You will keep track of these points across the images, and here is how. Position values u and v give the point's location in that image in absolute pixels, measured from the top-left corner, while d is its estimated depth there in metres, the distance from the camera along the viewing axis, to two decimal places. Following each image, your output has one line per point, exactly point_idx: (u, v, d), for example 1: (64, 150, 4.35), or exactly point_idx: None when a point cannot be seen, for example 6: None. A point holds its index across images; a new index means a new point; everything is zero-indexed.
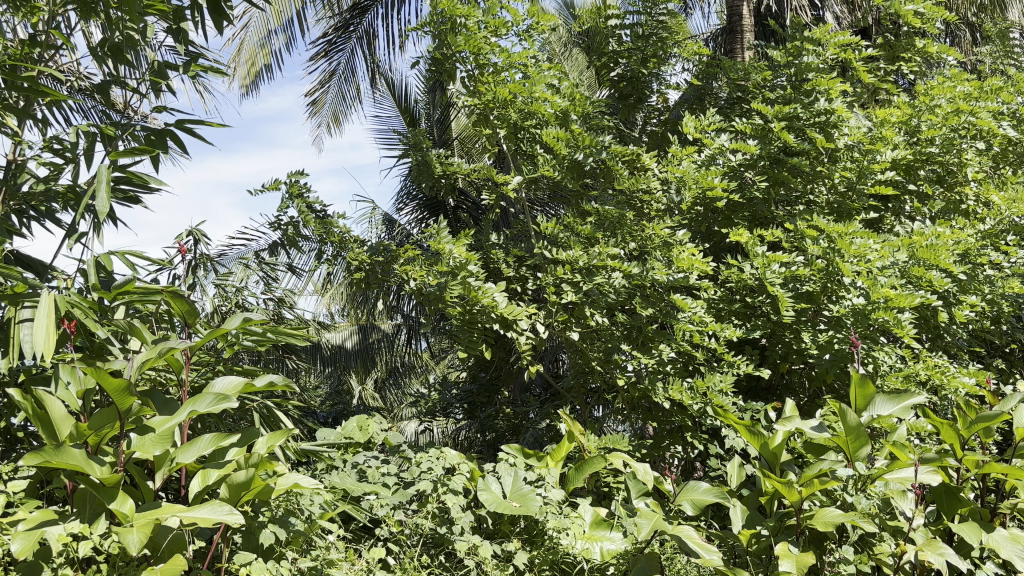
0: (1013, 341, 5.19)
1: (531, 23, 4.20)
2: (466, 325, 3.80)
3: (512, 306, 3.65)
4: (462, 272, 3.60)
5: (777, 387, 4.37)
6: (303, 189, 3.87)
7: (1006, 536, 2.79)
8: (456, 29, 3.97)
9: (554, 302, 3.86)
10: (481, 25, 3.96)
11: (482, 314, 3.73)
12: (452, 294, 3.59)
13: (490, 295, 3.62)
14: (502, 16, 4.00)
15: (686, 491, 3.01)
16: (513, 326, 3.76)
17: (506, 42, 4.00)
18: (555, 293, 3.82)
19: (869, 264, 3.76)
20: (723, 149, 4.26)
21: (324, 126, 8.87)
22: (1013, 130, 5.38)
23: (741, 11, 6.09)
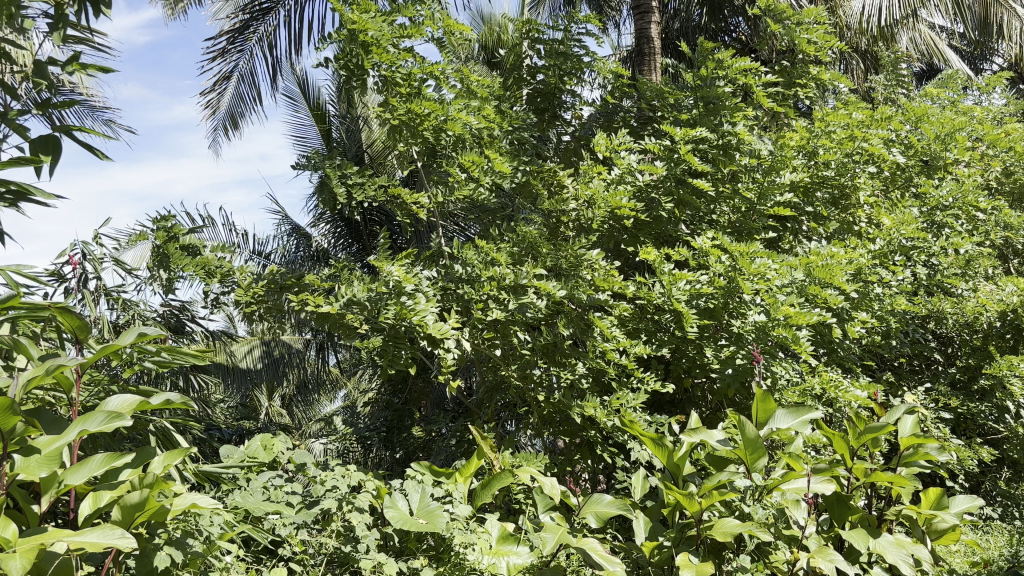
0: (902, 356, 5.45)
1: (443, 31, 4.23)
2: (393, 342, 3.72)
3: (439, 325, 3.56)
4: (399, 290, 3.62)
5: (681, 400, 4.51)
6: (172, 234, 3.75)
7: (891, 541, 2.92)
8: (365, 42, 3.90)
9: (479, 319, 3.78)
10: (394, 35, 3.92)
11: (408, 332, 3.67)
12: (387, 312, 3.55)
13: (422, 314, 3.57)
14: (418, 27, 3.98)
15: (591, 503, 3.06)
16: (440, 345, 3.66)
17: (420, 53, 3.98)
18: (480, 309, 3.75)
19: (768, 283, 3.89)
20: (631, 168, 4.33)
21: (221, 128, 8.62)
22: (902, 156, 5.67)
23: (650, 33, 6.25)
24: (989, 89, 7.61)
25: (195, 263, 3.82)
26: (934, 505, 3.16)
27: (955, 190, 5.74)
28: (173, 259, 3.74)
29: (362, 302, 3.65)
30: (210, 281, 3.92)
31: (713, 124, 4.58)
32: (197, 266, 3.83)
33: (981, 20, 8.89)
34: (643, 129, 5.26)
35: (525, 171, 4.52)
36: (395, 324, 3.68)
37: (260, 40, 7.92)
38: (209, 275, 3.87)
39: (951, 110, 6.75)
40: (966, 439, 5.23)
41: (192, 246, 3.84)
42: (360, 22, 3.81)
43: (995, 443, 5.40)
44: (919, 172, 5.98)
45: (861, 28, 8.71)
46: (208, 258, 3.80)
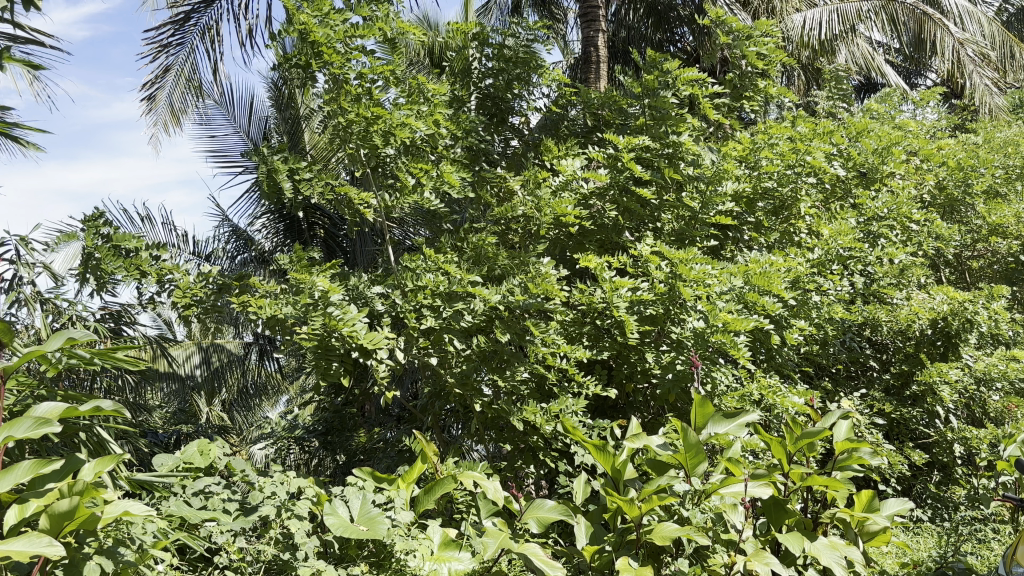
0: (839, 363, 5.58)
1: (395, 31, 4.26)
2: (322, 353, 3.59)
3: (371, 334, 3.52)
4: (325, 302, 3.55)
5: (623, 405, 4.57)
6: (102, 229, 3.66)
7: (825, 545, 2.98)
8: (311, 40, 3.84)
9: (413, 329, 3.68)
10: (345, 33, 3.86)
11: (339, 346, 3.57)
12: (313, 326, 3.48)
13: (352, 325, 3.51)
14: (372, 28, 3.93)
15: (532, 508, 3.08)
16: (373, 355, 3.59)
17: (371, 52, 3.94)
18: (414, 317, 3.66)
19: (707, 289, 3.94)
20: (576, 175, 4.37)
21: (159, 124, 8.44)
22: (842, 168, 5.81)
23: (596, 41, 6.30)
24: (922, 104, 7.84)
25: (127, 264, 3.70)
26: (867, 508, 3.22)
27: (890, 202, 5.88)
28: (106, 260, 3.62)
29: (304, 306, 3.56)
30: (144, 281, 3.81)
31: (657, 133, 4.63)
32: (128, 267, 3.70)
33: (915, 36, 9.17)
34: (589, 137, 5.29)
35: (472, 176, 4.51)
36: (321, 336, 3.57)
37: (201, 36, 7.78)
38: (144, 276, 3.76)
39: (887, 124, 6.92)
40: (899, 444, 5.37)
41: (124, 246, 3.72)
42: (310, 22, 3.73)
43: (926, 447, 5.56)
44: (857, 183, 6.12)
45: (802, 42, 8.91)
46: (141, 260, 3.68)
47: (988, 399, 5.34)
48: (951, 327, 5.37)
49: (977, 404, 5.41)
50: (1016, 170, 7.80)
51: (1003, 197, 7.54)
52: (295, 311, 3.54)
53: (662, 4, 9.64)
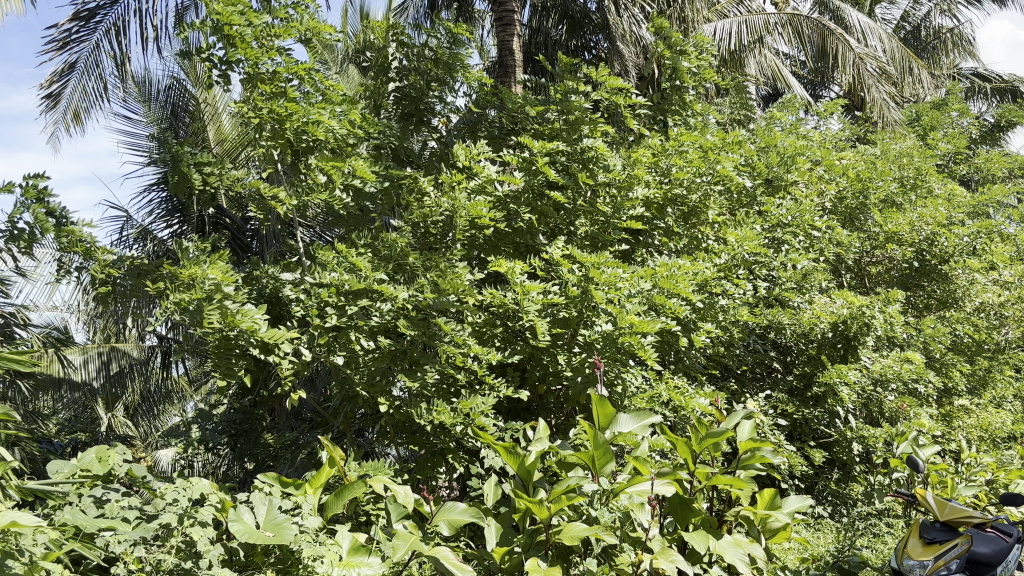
0: (745, 364, 5.74)
1: (311, 32, 4.13)
2: (223, 351, 3.48)
3: (275, 331, 3.43)
4: (218, 294, 3.34)
5: (534, 407, 4.60)
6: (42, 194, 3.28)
7: (729, 542, 3.05)
8: (231, 35, 3.67)
9: (317, 327, 3.61)
10: (262, 31, 3.72)
11: (241, 339, 3.44)
12: (210, 321, 3.29)
13: (250, 320, 3.37)
14: (287, 28, 3.82)
15: (443, 512, 3.03)
16: (274, 351, 3.53)
17: (287, 52, 3.82)
18: (318, 315, 3.59)
19: (618, 292, 3.99)
20: (492, 178, 4.38)
21: (61, 122, 8.10)
22: (748, 175, 5.96)
23: (512, 46, 6.32)
24: (825, 116, 8.14)
25: (59, 231, 3.39)
26: (770, 506, 3.30)
27: (794, 210, 6.06)
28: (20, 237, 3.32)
29: (221, 281, 3.36)
30: (69, 252, 3.53)
31: (571, 139, 4.66)
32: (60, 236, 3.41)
33: (819, 49, 9.54)
34: (505, 140, 5.29)
35: (388, 177, 4.48)
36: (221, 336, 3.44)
37: (106, 31, 7.52)
38: (67, 246, 3.45)
39: (792, 134, 7.14)
40: (802, 443, 5.56)
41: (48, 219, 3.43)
42: (225, 14, 3.56)
43: (826, 446, 5.77)
44: (764, 191, 6.30)
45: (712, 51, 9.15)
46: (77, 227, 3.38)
47: (884, 399, 5.57)
48: (850, 330, 5.58)
49: (875, 404, 5.64)
50: (911, 181, 8.17)
51: (899, 206, 7.87)
52: (213, 282, 3.35)
53: (577, 11, 9.78)
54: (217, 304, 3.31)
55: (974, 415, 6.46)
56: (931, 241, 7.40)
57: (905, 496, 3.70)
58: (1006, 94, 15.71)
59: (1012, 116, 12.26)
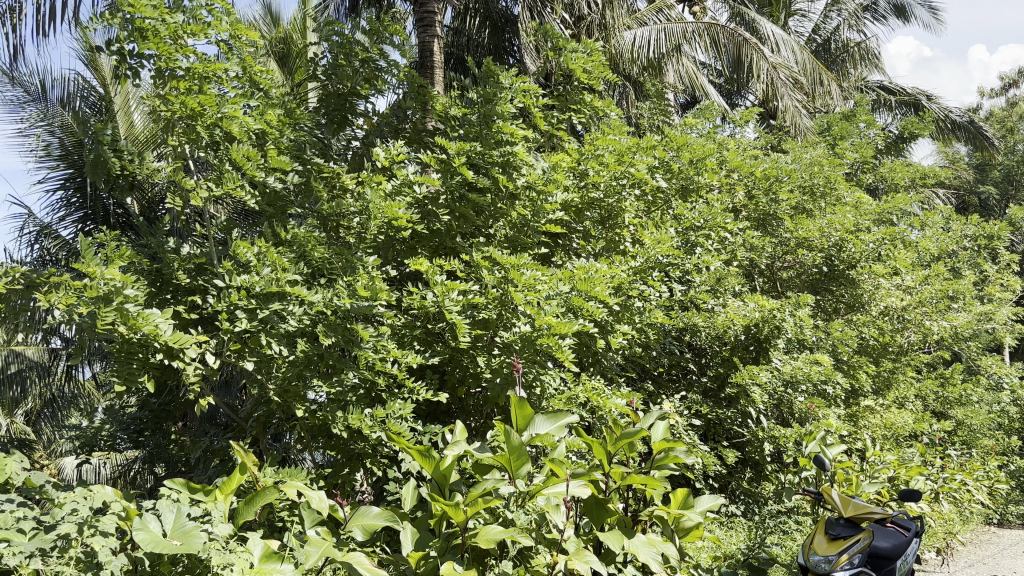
0: (661, 366, 5.82)
1: (229, 36, 3.99)
2: (124, 357, 3.28)
3: (178, 334, 3.28)
4: (118, 297, 3.11)
5: (454, 409, 4.57)
6: None
7: (643, 541, 3.09)
8: (144, 29, 3.51)
9: (226, 331, 3.50)
10: (177, 29, 3.54)
11: (145, 344, 3.27)
12: (107, 322, 3.04)
13: (153, 323, 3.19)
14: (204, 24, 3.64)
15: (357, 516, 3.00)
16: (178, 357, 3.35)
17: (203, 51, 3.64)
18: (227, 319, 3.47)
19: (537, 294, 4.02)
20: (409, 180, 4.38)
21: None
22: (664, 179, 6.06)
23: (432, 46, 6.30)
24: (740, 124, 8.34)
25: None
26: (681, 505, 3.36)
27: (706, 214, 6.17)
28: None
29: (124, 285, 3.13)
30: None
31: (491, 141, 4.64)
32: None
33: (735, 59, 9.78)
34: (426, 140, 5.25)
35: (304, 173, 4.39)
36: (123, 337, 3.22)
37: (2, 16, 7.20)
38: None
39: (706, 139, 7.30)
40: (715, 443, 5.69)
41: None
42: (137, 5, 3.41)
43: (739, 446, 5.91)
44: (678, 195, 6.43)
45: (631, 58, 9.29)
46: None
47: (794, 400, 5.74)
48: (762, 333, 5.74)
49: (785, 405, 5.81)
50: (820, 188, 8.46)
51: (810, 213, 8.15)
52: (112, 284, 3.09)
53: (499, 17, 9.95)
54: (115, 306, 3.09)
55: (878, 415, 6.73)
56: (840, 247, 7.64)
57: (811, 493, 3.82)
58: (909, 107, 16.42)
59: (914, 127, 12.81)
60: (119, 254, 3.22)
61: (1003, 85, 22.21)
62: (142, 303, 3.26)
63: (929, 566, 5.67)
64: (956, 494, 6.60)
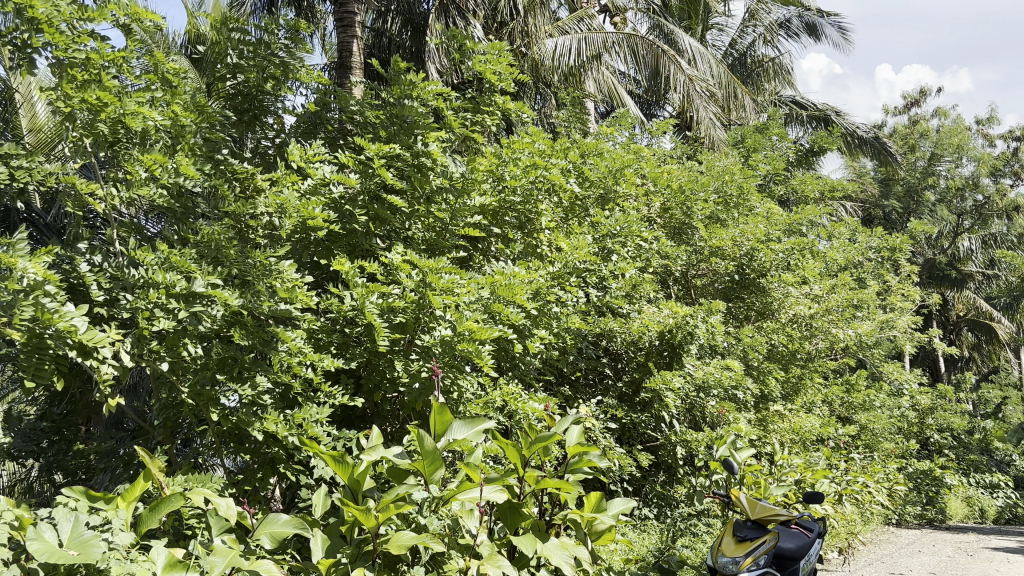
0: (578, 370, 5.89)
1: (131, 19, 3.70)
2: (32, 352, 3.02)
3: (94, 332, 3.04)
4: (36, 291, 2.90)
5: (369, 414, 4.52)
6: None
7: (556, 545, 3.11)
8: (36, 20, 3.21)
9: (144, 330, 3.31)
10: (74, 14, 3.30)
11: (55, 341, 3.02)
12: (24, 317, 2.81)
13: (69, 321, 2.98)
14: (103, 11, 3.40)
15: (265, 523, 2.93)
16: (92, 355, 3.15)
17: (102, 38, 3.43)
18: (145, 318, 3.29)
19: (455, 298, 4.00)
20: (327, 180, 4.29)
21: None
22: (578, 185, 6.11)
23: (351, 47, 6.22)
24: (657, 134, 8.50)
25: None
26: (595, 509, 3.36)
27: (622, 221, 6.24)
28: None
29: (41, 280, 2.92)
30: None
31: (407, 142, 4.58)
32: None
33: (653, 70, 9.97)
34: (344, 141, 5.17)
35: (217, 172, 4.26)
36: (31, 333, 2.98)
37: None
38: None
39: (623, 147, 7.41)
40: (630, 446, 5.77)
41: None
42: None
43: (653, 449, 6.01)
44: (594, 203, 6.50)
45: (552, 66, 9.34)
46: None
47: (705, 404, 5.87)
48: (675, 339, 5.85)
49: (698, 409, 5.94)
50: (733, 199, 8.69)
51: (723, 222, 8.36)
52: (33, 279, 2.91)
53: (420, 20, 10.15)
54: (31, 300, 2.88)
55: (787, 419, 6.94)
56: (751, 256, 7.90)
57: (720, 497, 3.92)
58: (819, 122, 17.02)
59: (824, 141, 13.28)
60: (39, 248, 3.02)
61: (907, 104, 23.21)
62: (59, 299, 3.04)
63: (832, 565, 5.87)
64: (858, 495, 6.87)
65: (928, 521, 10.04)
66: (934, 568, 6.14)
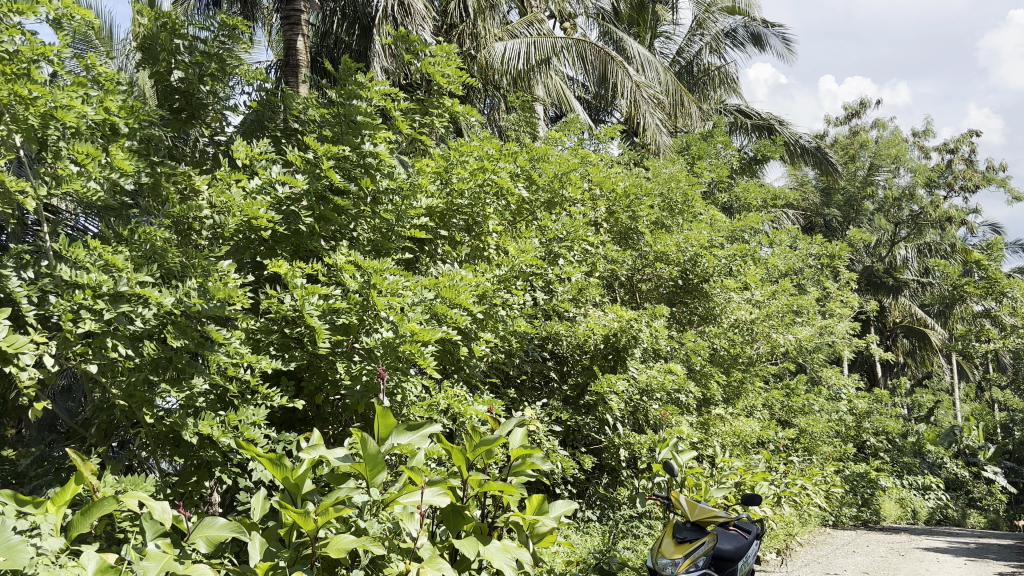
0: (524, 373, 5.91)
1: (62, 12, 3.59)
2: None
3: (14, 336, 2.96)
4: None
5: (310, 417, 4.47)
6: None
7: (498, 547, 3.11)
8: None
9: (69, 332, 3.22)
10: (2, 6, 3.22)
11: None
12: None
13: None
14: (34, 4, 3.30)
15: (201, 527, 2.87)
16: (12, 360, 3.03)
17: (31, 31, 3.34)
18: (70, 320, 3.19)
19: (399, 300, 3.98)
20: (270, 179, 4.22)
21: None
22: (526, 189, 6.12)
23: (297, 45, 6.15)
24: (605, 140, 8.56)
25: None
26: (537, 511, 3.39)
27: (569, 225, 6.27)
28: None
29: None
30: None
31: (354, 142, 4.54)
32: None
33: (600, 76, 10.05)
34: (288, 140, 5.10)
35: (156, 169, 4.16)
36: None
37: None
38: None
39: (571, 152, 7.45)
40: (574, 449, 5.80)
41: None
42: None
43: (596, 451, 6.06)
44: (542, 206, 6.52)
45: (501, 69, 9.37)
46: None
47: (649, 407, 5.94)
48: (620, 343, 5.89)
49: (641, 412, 6.00)
50: (678, 205, 8.81)
51: (669, 228, 8.46)
52: None
53: (367, 18, 10.09)
54: None
55: (728, 423, 7.05)
56: (694, 261, 8.00)
57: (661, 499, 3.96)
58: (763, 131, 17.34)
59: (767, 150, 13.54)
60: None
61: (847, 115, 23.77)
62: None
63: (769, 566, 5.97)
64: (796, 498, 7.02)
65: (863, 522, 10.29)
66: (867, 568, 6.30)
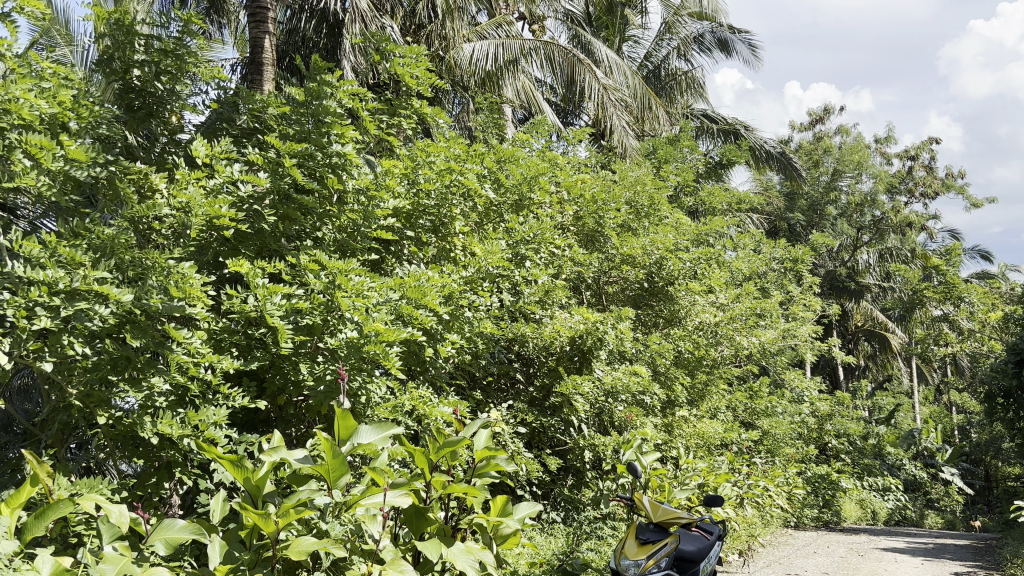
0: (489, 375, 5.90)
1: (15, 4, 3.51)
2: None
3: None
4: None
5: (273, 418, 4.42)
6: None
7: (461, 549, 3.11)
8: None
9: (23, 330, 3.15)
10: None
11: None
12: None
13: None
14: None
15: (159, 530, 2.83)
16: None
17: None
18: (24, 317, 3.13)
19: (363, 300, 3.95)
20: (233, 178, 4.16)
21: None
22: (492, 191, 6.12)
23: (263, 43, 6.09)
24: (572, 142, 8.59)
25: None
26: (500, 513, 3.40)
27: (536, 227, 6.27)
28: None
29: None
30: None
31: (319, 142, 4.50)
32: None
33: (568, 78, 10.10)
34: (252, 139, 5.05)
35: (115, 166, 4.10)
36: None
37: None
38: None
39: (538, 154, 7.46)
40: (539, 451, 5.81)
41: None
42: None
43: (562, 453, 6.08)
44: (509, 208, 6.52)
45: (469, 69, 9.35)
46: None
47: (614, 409, 5.97)
48: (585, 344, 5.91)
49: (606, 413, 6.03)
50: (644, 209, 8.87)
51: (635, 230, 8.51)
52: None
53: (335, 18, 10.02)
54: None
55: (692, 425, 7.11)
56: (660, 264, 8.05)
57: (625, 500, 3.98)
58: (729, 135, 17.51)
59: (733, 154, 13.67)
60: None
61: (812, 121, 24.08)
62: None
63: (731, 566, 6.04)
64: (759, 499, 7.09)
65: (824, 522, 10.43)
66: (827, 568, 6.39)
